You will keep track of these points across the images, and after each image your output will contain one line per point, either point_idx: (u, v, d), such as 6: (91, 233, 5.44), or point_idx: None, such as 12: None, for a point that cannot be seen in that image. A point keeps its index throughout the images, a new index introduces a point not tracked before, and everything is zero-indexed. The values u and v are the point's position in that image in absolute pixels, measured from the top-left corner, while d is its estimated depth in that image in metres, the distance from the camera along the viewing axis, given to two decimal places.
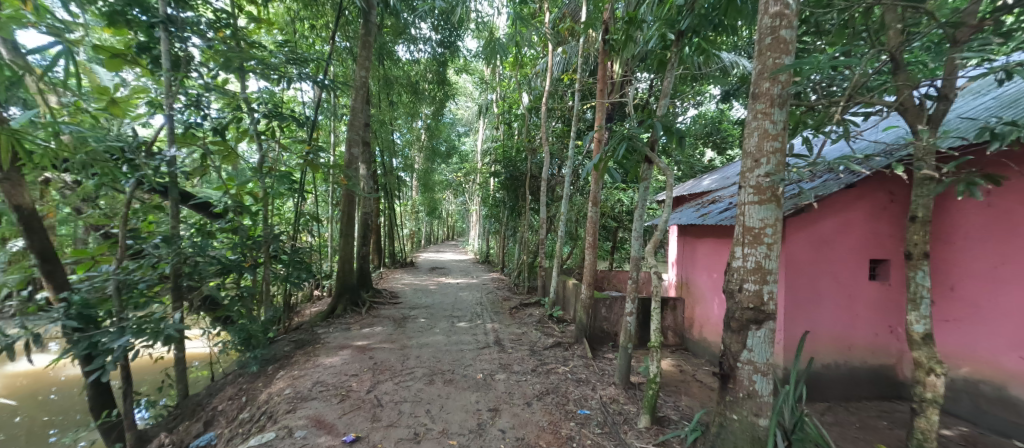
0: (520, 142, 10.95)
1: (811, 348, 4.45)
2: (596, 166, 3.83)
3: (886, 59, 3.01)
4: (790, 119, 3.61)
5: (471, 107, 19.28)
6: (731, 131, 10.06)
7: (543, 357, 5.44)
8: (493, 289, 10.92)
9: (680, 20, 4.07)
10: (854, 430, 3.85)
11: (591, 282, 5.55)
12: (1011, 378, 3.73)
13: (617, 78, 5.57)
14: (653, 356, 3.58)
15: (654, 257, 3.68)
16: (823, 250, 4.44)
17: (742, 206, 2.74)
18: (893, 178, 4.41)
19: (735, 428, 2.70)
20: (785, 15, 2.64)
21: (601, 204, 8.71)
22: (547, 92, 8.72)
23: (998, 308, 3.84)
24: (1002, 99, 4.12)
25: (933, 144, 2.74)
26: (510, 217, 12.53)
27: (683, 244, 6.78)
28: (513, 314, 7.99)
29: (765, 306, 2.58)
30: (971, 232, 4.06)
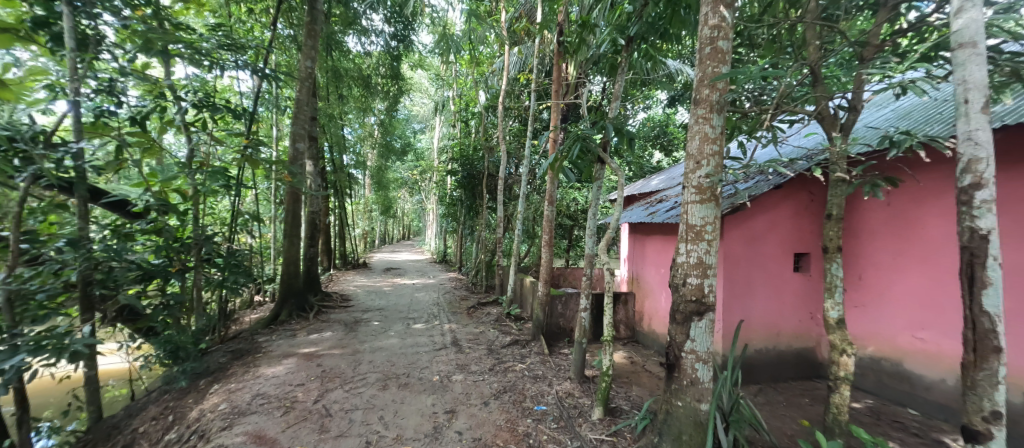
0: (477, 140, 10.88)
1: (746, 335, 4.85)
2: (551, 166, 3.90)
3: (808, 72, 3.33)
4: (727, 124, 3.89)
5: (427, 103, 18.86)
6: (677, 135, 10.68)
7: (500, 355, 5.45)
8: (451, 289, 10.78)
9: (629, 26, 4.25)
10: (781, 408, 4.23)
11: (548, 279, 5.64)
12: (906, 354, 4.29)
13: (572, 80, 5.70)
14: (606, 350, 3.71)
15: (607, 254, 3.82)
16: (755, 245, 4.84)
17: (686, 205, 2.91)
18: (813, 180, 4.90)
19: (680, 414, 2.87)
20: (721, 27, 2.84)
21: (557, 203, 8.90)
22: (504, 91, 8.74)
23: (896, 294, 4.39)
24: (899, 111, 4.72)
25: (845, 149, 3.08)
26: (467, 216, 12.42)
27: (634, 241, 7.09)
28: (471, 313, 7.93)
29: (706, 298, 2.76)
30: (875, 228, 4.62)
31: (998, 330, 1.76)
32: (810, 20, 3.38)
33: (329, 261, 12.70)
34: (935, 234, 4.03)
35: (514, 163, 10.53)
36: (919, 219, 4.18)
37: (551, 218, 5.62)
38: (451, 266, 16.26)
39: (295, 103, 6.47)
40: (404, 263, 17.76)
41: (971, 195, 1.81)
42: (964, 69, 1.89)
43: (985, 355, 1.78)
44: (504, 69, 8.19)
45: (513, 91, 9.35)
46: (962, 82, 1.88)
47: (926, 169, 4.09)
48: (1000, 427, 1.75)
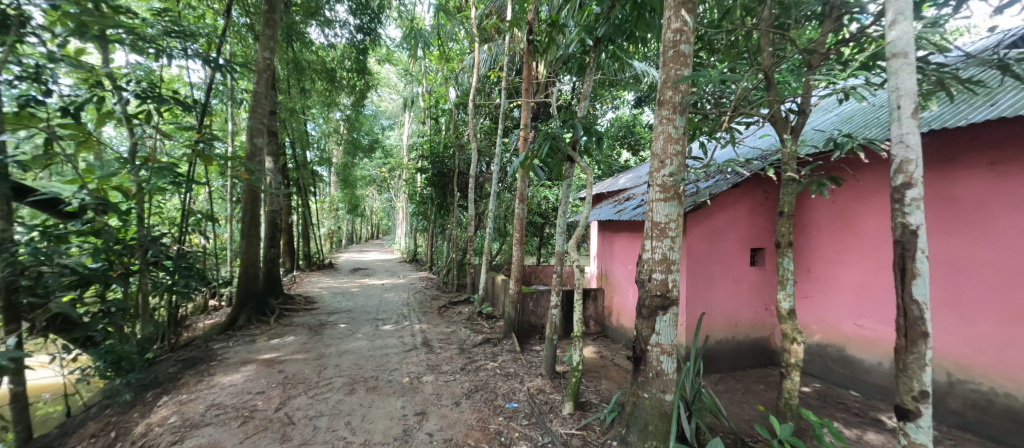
0: (448, 138, 10.75)
1: (706, 327, 5.08)
2: (521, 164, 3.91)
3: (762, 77, 3.52)
4: (689, 125, 4.05)
5: (396, 99, 18.41)
6: (644, 134, 11.01)
7: (472, 354, 5.43)
8: (421, 288, 10.61)
9: (597, 27, 4.33)
10: (739, 395, 4.47)
11: (519, 277, 5.66)
12: (848, 340, 4.64)
13: (542, 79, 5.73)
14: (576, 346, 3.78)
15: (576, 252, 3.88)
16: (715, 241, 5.08)
17: (651, 203, 3.01)
18: (767, 179, 5.19)
19: (646, 406, 2.97)
20: (683, 31, 2.95)
21: (528, 201, 8.95)
22: (475, 88, 8.68)
23: (839, 285, 4.74)
24: (843, 115, 5.08)
25: (795, 151, 3.29)
26: (438, 214, 12.26)
27: (603, 238, 7.25)
28: (442, 313, 7.83)
29: (670, 293, 2.86)
30: (821, 224, 4.96)
31: (925, 315, 1.93)
32: (764, 28, 3.57)
33: (292, 262, 12.17)
34: (873, 229, 4.38)
35: (485, 161, 10.50)
36: (860, 215, 4.53)
37: (522, 216, 5.64)
38: (421, 265, 16.00)
39: (252, 96, 6.13)
40: (372, 263, 17.31)
41: (903, 193, 1.98)
42: (897, 78, 2.06)
43: (916, 339, 1.94)
44: (474, 66, 8.13)
45: (483, 88, 9.31)
46: (895, 90, 2.05)
47: (865, 169, 4.43)
48: (928, 404, 1.92)
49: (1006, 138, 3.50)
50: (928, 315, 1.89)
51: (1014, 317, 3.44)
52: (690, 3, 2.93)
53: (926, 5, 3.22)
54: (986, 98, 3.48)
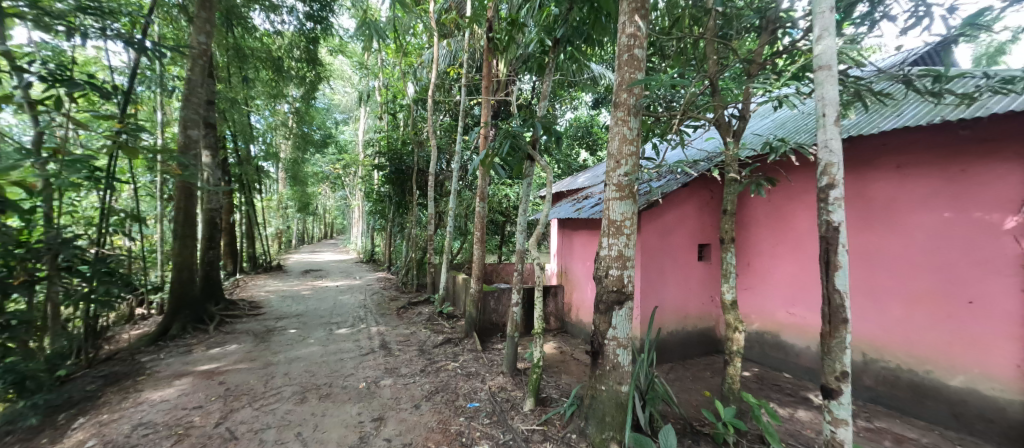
0: (407, 134, 10.47)
1: (659, 319, 5.34)
2: (482, 162, 3.88)
3: (708, 84, 3.74)
4: (643, 127, 4.23)
5: (350, 93, 17.62)
6: (601, 135, 11.36)
7: (432, 356, 5.32)
8: (379, 289, 10.25)
9: (556, 28, 4.40)
10: (688, 382, 4.75)
11: (480, 276, 5.63)
12: (781, 327, 5.08)
13: (502, 77, 5.73)
14: (537, 342, 3.82)
15: (536, 250, 3.91)
16: (667, 238, 5.35)
17: (607, 202, 3.11)
18: (712, 179, 5.54)
19: (604, 398, 3.06)
20: (637, 36, 3.07)
21: (489, 200, 8.93)
22: (434, 84, 8.51)
23: (775, 277, 5.16)
24: (777, 121, 5.54)
25: (737, 153, 3.53)
26: (396, 213, 11.90)
27: (562, 236, 7.38)
28: (401, 314, 7.62)
29: (625, 289, 2.97)
30: (759, 221, 5.37)
31: (844, 303, 2.15)
32: (709, 37, 3.80)
33: (235, 264, 11.30)
34: (804, 226, 4.81)
35: (446, 159, 10.34)
36: (792, 213, 4.97)
37: (483, 214, 5.60)
38: (379, 265, 15.48)
39: (186, 84, 5.59)
40: (326, 264, 16.53)
41: (827, 193, 2.19)
42: (822, 88, 2.27)
43: (838, 324, 2.15)
44: (434, 61, 7.97)
45: (443, 84, 9.15)
46: (820, 98, 2.26)
47: (796, 170, 4.85)
48: (848, 382, 2.14)
49: (909, 146, 3.98)
50: (848, 302, 2.11)
51: (916, 302, 3.93)
52: (643, 10, 3.06)
53: (846, 24, 3.59)
54: (894, 109, 3.94)
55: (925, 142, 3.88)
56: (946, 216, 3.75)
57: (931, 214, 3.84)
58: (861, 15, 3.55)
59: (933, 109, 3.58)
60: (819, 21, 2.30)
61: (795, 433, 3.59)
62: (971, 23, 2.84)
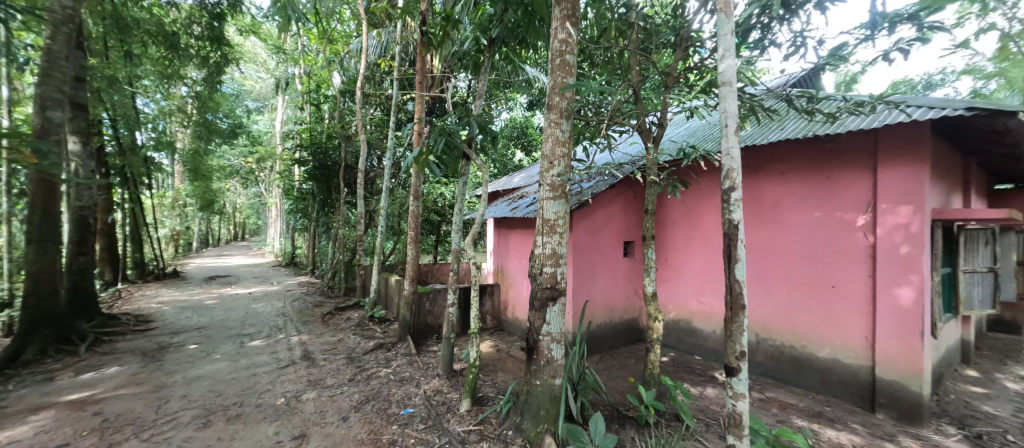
0: (332, 128, 9.77)
1: (589, 313, 5.64)
2: (415, 160, 3.76)
3: (632, 93, 4.03)
4: (575, 129, 4.42)
5: (265, 79, 15.93)
6: (535, 136, 11.68)
7: (362, 363, 5.03)
8: (301, 295, 9.41)
9: (492, 28, 4.43)
10: (615, 370, 5.08)
11: (414, 277, 5.44)
12: (693, 314, 5.66)
13: (437, 73, 5.60)
14: (473, 342, 3.79)
15: (472, 249, 3.88)
16: (596, 236, 5.67)
17: (541, 201, 3.19)
18: (635, 181, 5.99)
19: (538, 392, 3.14)
20: (568, 42, 3.20)
21: (423, 198, 8.68)
22: (363, 76, 8.05)
23: (688, 270, 5.73)
24: (689, 130, 6.15)
25: (656, 157, 3.85)
26: (321, 212, 11.04)
27: (498, 235, 7.44)
28: (326, 321, 7.05)
29: (558, 285, 3.08)
30: (675, 220, 5.93)
31: (743, 291, 2.44)
32: (632, 49, 4.11)
33: (115, 272, 9.59)
34: (710, 224, 5.41)
35: (376, 155, 9.83)
36: (701, 213, 5.56)
37: (417, 213, 5.42)
38: (300, 269, 14.22)
39: (45, 55, 4.59)
40: (236, 269, 14.77)
41: (729, 195, 2.48)
42: (725, 102, 2.56)
43: (738, 310, 2.44)
44: (363, 50, 7.51)
45: (372, 76, 8.67)
46: (723, 111, 2.55)
47: (705, 174, 5.44)
48: (745, 360, 2.45)
49: (791, 156, 4.69)
50: (745, 290, 2.40)
51: (795, 288, 4.63)
52: (574, 18, 3.21)
53: (743, 48, 4.12)
54: (778, 124, 4.60)
55: (802, 152, 4.60)
56: (817, 215, 4.47)
57: (805, 213, 4.56)
58: (754, 41, 4.09)
59: (806, 126, 4.25)
60: (722, 43, 2.60)
61: (704, 409, 4.02)
62: (833, 56, 3.43)
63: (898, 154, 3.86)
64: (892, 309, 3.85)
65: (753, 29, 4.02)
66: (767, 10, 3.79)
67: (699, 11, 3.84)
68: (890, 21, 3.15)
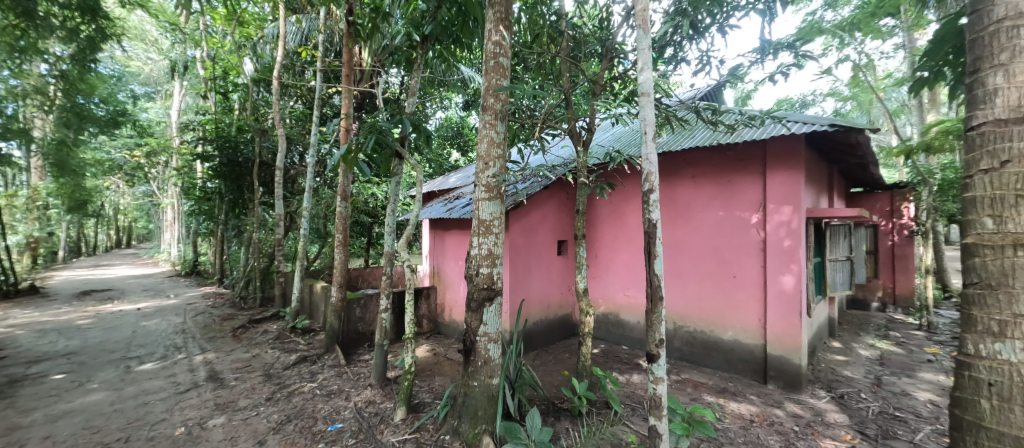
0: (243, 120, 8.79)
1: (525, 311, 5.77)
2: (342, 158, 3.52)
3: (563, 98, 4.21)
4: (509, 131, 4.47)
5: (157, 61, 13.82)
6: (471, 137, 11.66)
7: (283, 379, 4.59)
8: (206, 308, 8.29)
9: (425, 24, 4.31)
10: (550, 365, 5.25)
11: (343, 283, 5.09)
12: (621, 307, 6.07)
13: (366, 67, 5.31)
14: (408, 348, 3.66)
15: (407, 251, 3.74)
16: (531, 236, 5.82)
17: (476, 202, 3.20)
18: (567, 183, 6.26)
19: (476, 393, 3.13)
20: (502, 45, 3.24)
21: (352, 199, 8.16)
22: (281, 64, 7.36)
23: (616, 266, 6.13)
24: (615, 135, 6.58)
25: (586, 160, 4.06)
26: (231, 213, 9.86)
27: (434, 236, 7.27)
28: (238, 335, 6.32)
29: (495, 285, 3.11)
30: (604, 219, 6.30)
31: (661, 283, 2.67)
32: (563, 56, 4.28)
33: None
34: (634, 223, 5.85)
35: (298, 151, 9.05)
36: (626, 213, 5.98)
37: (345, 215, 5.09)
38: (206, 278, 12.56)
39: None
40: (119, 281, 12.59)
41: (649, 196, 2.70)
42: (644, 110, 2.79)
43: (657, 301, 2.66)
44: (280, 35, 6.84)
45: (291, 65, 7.95)
46: (643, 119, 2.77)
47: (628, 177, 5.87)
48: (664, 347, 2.66)
49: (699, 161, 5.25)
50: (663, 283, 2.63)
51: (704, 279, 5.20)
52: (507, 21, 3.26)
53: (660, 62, 4.52)
54: (689, 133, 5.13)
55: (708, 159, 5.18)
56: (720, 214, 5.07)
57: (711, 212, 5.15)
58: (669, 57, 4.51)
59: (711, 135, 4.80)
60: (641, 56, 2.83)
61: (630, 395, 4.33)
62: (731, 74, 3.91)
63: (781, 162, 4.52)
64: (778, 294, 4.50)
65: (668, 46, 4.43)
66: (679, 29, 4.20)
67: (622, 26, 4.14)
68: (774, 48, 3.69)
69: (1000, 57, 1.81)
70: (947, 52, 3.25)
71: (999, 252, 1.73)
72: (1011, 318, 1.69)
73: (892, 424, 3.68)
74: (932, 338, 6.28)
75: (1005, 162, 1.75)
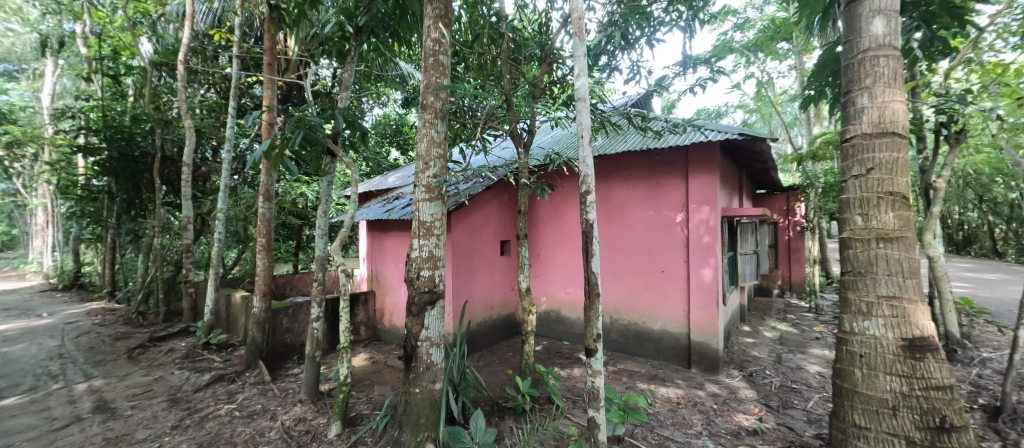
0: (140, 108, 7.64)
1: (468, 313, 5.73)
2: (264, 155, 3.17)
3: (505, 99, 4.22)
4: (450, 131, 4.39)
5: (22, 32, 11.53)
6: (411, 135, 11.32)
7: (193, 403, 4.06)
8: (92, 327, 7.05)
9: (359, 14, 4.06)
10: (494, 365, 5.26)
11: (267, 292, 4.63)
12: (562, 304, 6.28)
13: (292, 56, 4.90)
14: (344, 358, 3.43)
15: (341, 255, 3.49)
16: (473, 236, 5.78)
17: (417, 202, 3.10)
18: (509, 183, 6.32)
19: (419, 400, 3.02)
20: (441, 43, 3.18)
21: (277, 199, 7.45)
22: (189, 47, 6.53)
23: (557, 264, 6.32)
24: (555, 138, 6.78)
25: (527, 162, 4.11)
26: (124, 216, 8.53)
27: (371, 238, 6.91)
28: (136, 356, 5.47)
29: (437, 288, 3.03)
30: (545, 219, 6.45)
31: (598, 281, 2.79)
32: (504, 57, 4.31)
33: None
34: (573, 222, 6.08)
35: (211, 146, 8.09)
36: (566, 213, 6.20)
37: (269, 217, 4.63)
38: (92, 292, 10.69)
39: None
40: None
41: (586, 197, 2.81)
42: (581, 115, 2.90)
43: (594, 298, 2.76)
44: (188, 13, 6.06)
45: (201, 49, 7.08)
46: (580, 123, 2.87)
47: (567, 178, 6.09)
48: (601, 341, 2.76)
49: (632, 164, 5.61)
50: (600, 280, 2.74)
51: (637, 274, 5.56)
52: (446, 19, 3.21)
53: (596, 69, 4.75)
54: (622, 137, 5.46)
55: (639, 162, 5.55)
56: (650, 214, 5.45)
57: (642, 212, 5.52)
58: (603, 64, 4.75)
59: (641, 140, 5.16)
60: (577, 63, 2.93)
61: (571, 388, 4.49)
62: (658, 84, 4.24)
63: (700, 166, 4.98)
64: (699, 285, 4.96)
65: (602, 54, 4.66)
66: (611, 39, 4.44)
67: (561, 31, 4.27)
68: (693, 63, 4.06)
69: (866, 82, 2.22)
70: (827, 75, 3.82)
71: (868, 245, 2.17)
72: (876, 299, 2.14)
73: (790, 395, 4.23)
74: (819, 318, 7.35)
75: (870, 169, 2.18)
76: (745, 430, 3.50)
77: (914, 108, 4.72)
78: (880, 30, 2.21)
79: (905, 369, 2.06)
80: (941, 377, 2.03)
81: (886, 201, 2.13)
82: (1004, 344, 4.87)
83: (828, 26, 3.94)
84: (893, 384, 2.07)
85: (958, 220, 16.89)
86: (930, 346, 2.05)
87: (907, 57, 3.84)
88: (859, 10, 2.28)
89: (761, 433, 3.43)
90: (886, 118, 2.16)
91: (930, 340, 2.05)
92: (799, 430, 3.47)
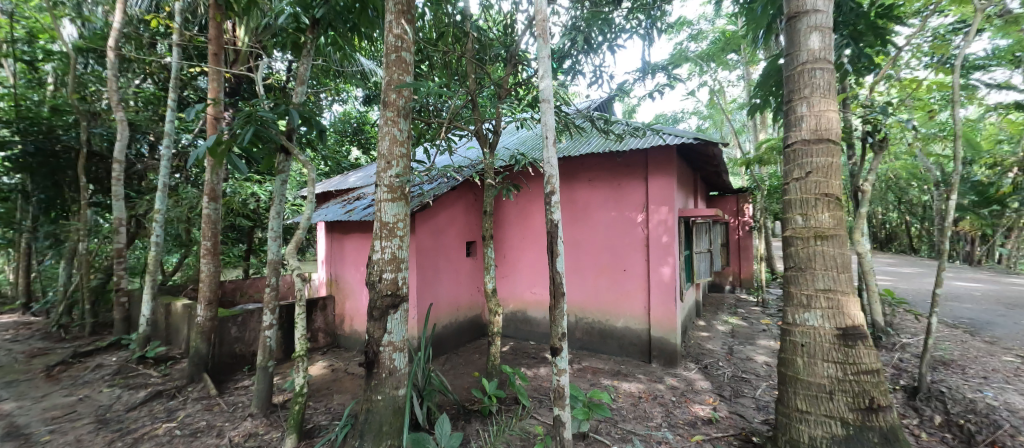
0: (61, 97, 6.87)
1: (433, 315, 5.63)
2: (208, 151, 2.90)
3: (470, 100, 4.17)
4: (414, 130, 4.29)
5: None
6: (372, 134, 11.02)
7: (125, 424, 3.68)
8: (1, 344, 6.23)
9: (315, 6, 3.87)
10: (460, 368, 5.20)
11: (212, 299, 4.28)
12: (527, 305, 6.32)
13: (241, 47, 4.58)
14: (299, 367, 3.24)
15: (296, 258, 3.29)
16: (437, 237, 5.69)
17: (378, 203, 3.00)
18: (475, 184, 6.28)
19: (380, 408, 2.91)
20: (404, 39, 3.10)
21: (224, 199, 6.91)
22: (121, 33, 5.95)
23: (524, 264, 6.35)
24: (520, 140, 6.83)
25: (492, 162, 4.08)
26: (44, 218, 7.68)
27: (330, 241, 6.62)
28: (57, 374, 4.91)
29: (400, 291, 2.94)
30: (511, 219, 6.46)
31: (563, 280, 2.80)
32: (469, 57, 4.25)
33: None
34: (538, 223, 6.14)
35: (147, 141, 7.40)
36: (531, 214, 6.25)
37: (215, 219, 4.30)
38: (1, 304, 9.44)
39: None
40: None
41: (550, 197, 2.84)
42: (545, 116, 2.91)
43: (559, 297, 2.77)
44: None
45: (136, 36, 6.47)
46: (544, 124, 2.88)
47: (532, 180, 6.14)
48: (565, 340, 2.77)
49: (596, 165, 5.75)
50: (565, 280, 2.76)
51: (601, 273, 5.70)
52: (409, 15, 3.13)
53: (560, 72, 4.83)
54: (585, 139, 5.62)
55: (602, 164, 5.70)
56: (612, 214, 5.60)
57: (605, 212, 5.67)
58: (567, 68, 4.84)
59: (603, 142, 5.32)
60: (542, 64, 2.95)
61: (536, 388, 4.52)
62: (619, 89, 4.38)
63: (659, 168, 5.19)
64: (659, 284, 5.16)
65: (565, 58, 4.75)
66: (575, 43, 4.53)
67: (525, 33, 4.30)
68: (651, 70, 4.22)
69: (805, 91, 2.41)
70: (771, 85, 4.10)
71: (807, 243, 2.35)
72: (815, 292, 2.33)
73: (741, 385, 4.49)
74: (765, 312, 7.88)
75: (809, 173, 2.37)
76: (701, 420, 3.68)
77: (846, 117, 5.17)
78: (816, 44, 2.40)
79: (839, 356, 2.25)
80: (869, 362, 2.24)
81: (823, 202, 2.32)
82: (920, 330, 5.44)
83: (770, 40, 4.23)
84: (829, 371, 2.25)
85: (881, 220, 18.81)
86: (859, 334, 2.25)
87: (839, 70, 4.19)
88: (799, 25, 2.46)
89: (715, 422, 3.62)
90: (822, 126, 2.36)
91: (859, 329, 2.26)
92: (749, 417, 3.69)
